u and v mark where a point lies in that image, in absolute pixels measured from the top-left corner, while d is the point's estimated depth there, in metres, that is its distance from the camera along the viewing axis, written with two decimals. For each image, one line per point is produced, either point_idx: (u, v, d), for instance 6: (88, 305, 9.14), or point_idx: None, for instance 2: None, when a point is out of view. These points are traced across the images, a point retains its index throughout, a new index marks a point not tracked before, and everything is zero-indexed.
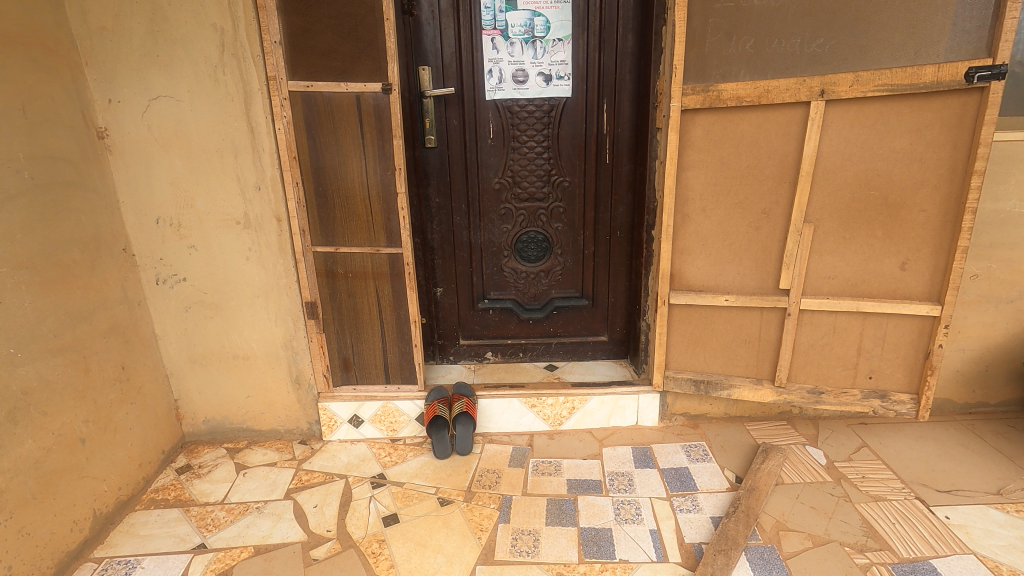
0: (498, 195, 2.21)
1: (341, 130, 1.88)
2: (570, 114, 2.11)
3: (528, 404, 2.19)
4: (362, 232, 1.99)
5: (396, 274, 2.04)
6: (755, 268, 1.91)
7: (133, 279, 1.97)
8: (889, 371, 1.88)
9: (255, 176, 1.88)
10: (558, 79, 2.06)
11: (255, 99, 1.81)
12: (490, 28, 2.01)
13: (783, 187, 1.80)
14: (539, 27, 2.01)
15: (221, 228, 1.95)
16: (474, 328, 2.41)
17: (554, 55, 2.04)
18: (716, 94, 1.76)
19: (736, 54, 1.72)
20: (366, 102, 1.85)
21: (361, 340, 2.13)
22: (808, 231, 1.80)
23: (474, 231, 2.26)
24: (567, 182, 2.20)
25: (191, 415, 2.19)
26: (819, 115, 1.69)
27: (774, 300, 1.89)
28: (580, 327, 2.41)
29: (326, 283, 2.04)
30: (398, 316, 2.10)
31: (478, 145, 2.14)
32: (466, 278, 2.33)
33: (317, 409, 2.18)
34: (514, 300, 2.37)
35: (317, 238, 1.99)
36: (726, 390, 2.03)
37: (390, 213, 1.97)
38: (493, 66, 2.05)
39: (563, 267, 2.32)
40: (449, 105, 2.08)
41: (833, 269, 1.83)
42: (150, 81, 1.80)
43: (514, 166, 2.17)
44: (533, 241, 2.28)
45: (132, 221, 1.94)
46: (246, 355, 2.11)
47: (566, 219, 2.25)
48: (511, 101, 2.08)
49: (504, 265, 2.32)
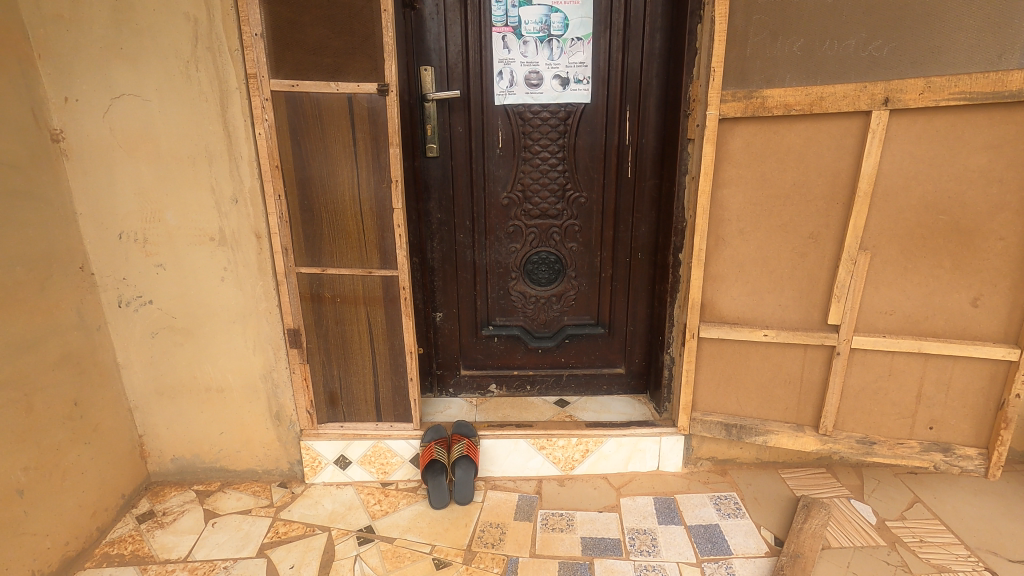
0: (507, 211, 1.98)
1: (331, 137, 1.62)
2: (588, 122, 1.88)
3: (537, 446, 1.95)
4: (352, 251, 1.73)
5: (391, 298, 1.78)
6: (799, 299, 1.68)
7: (92, 301, 1.73)
8: (953, 421, 1.64)
9: (232, 188, 1.66)
10: (576, 83, 1.84)
11: (233, 100, 1.58)
12: (501, 25, 1.78)
13: (835, 209, 1.57)
14: (556, 24, 1.78)
15: (193, 244, 1.72)
16: (476, 357, 2.16)
17: (572, 56, 1.81)
18: (761, 101, 1.53)
19: (784, 56, 1.51)
20: (359, 104, 1.59)
21: (349, 372, 1.88)
22: (863, 260, 1.56)
23: (479, 251, 2.02)
24: (583, 197, 1.97)
25: (158, 453, 1.95)
26: (882, 127, 1.46)
27: (822, 337, 1.66)
28: (594, 358, 2.16)
29: (310, 308, 1.80)
30: (392, 345, 1.84)
31: (485, 155, 1.91)
32: (470, 302, 2.09)
33: (300, 449, 1.95)
34: (522, 327, 2.12)
35: (300, 257, 1.75)
36: (762, 437, 1.80)
37: (385, 231, 1.70)
38: (503, 67, 1.82)
39: (577, 291, 2.08)
40: (454, 110, 1.86)
41: (890, 304, 1.59)
42: (113, 76, 1.56)
43: (524, 179, 1.94)
44: (545, 262, 2.04)
45: (92, 236, 1.70)
46: (220, 387, 1.88)
47: (582, 238, 2.01)
48: (523, 106, 1.86)
49: (512, 288, 2.07)
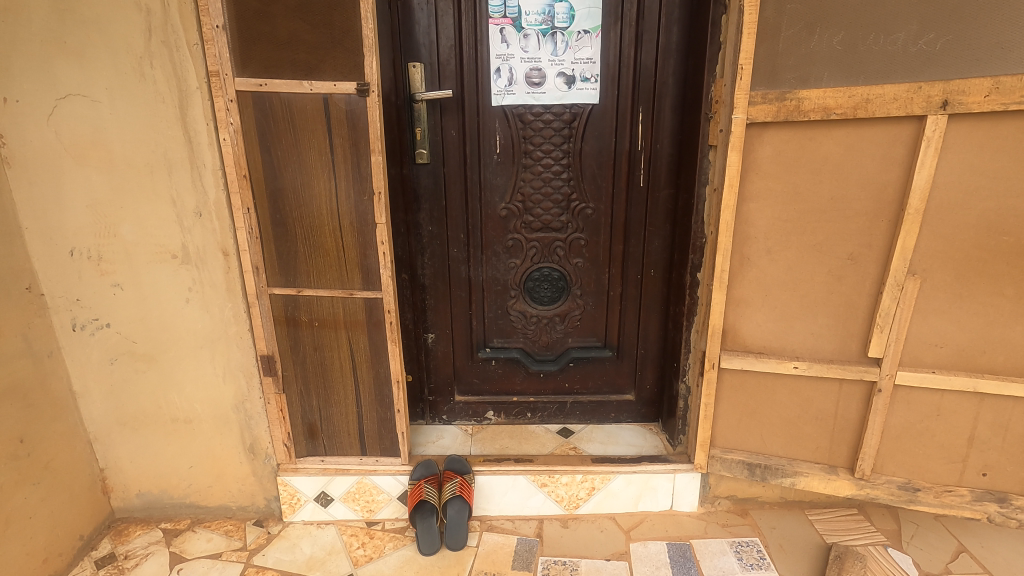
0: (506, 223, 1.79)
1: (305, 143, 1.43)
2: (595, 125, 1.69)
3: (538, 483, 1.76)
4: (331, 270, 1.54)
5: (375, 322, 1.59)
6: (834, 328, 1.48)
7: (42, 325, 1.55)
8: (1009, 468, 1.45)
9: (195, 200, 1.48)
10: (583, 82, 1.64)
11: (194, 101, 1.39)
12: (499, 15, 1.58)
13: (879, 227, 1.37)
14: (561, 15, 1.59)
15: (153, 262, 1.53)
16: (472, 382, 1.98)
17: (578, 51, 1.62)
18: (795, 104, 1.33)
19: (823, 51, 1.30)
20: (336, 106, 1.40)
21: (330, 403, 1.69)
22: (911, 286, 1.36)
23: (475, 266, 1.84)
24: (589, 209, 1.77)
25: (121, 488, 1.78)
26: (938, 134, 1.26)
27: (860, 371, 1.46)
28: (601, 383, 1.97)
29: (285, 333, 1.61)
30: (377, 374, 1.66)
31: (481, 162, 1.72)
32: (465, 322, 1.90)
33: (277, 485, 1.77)
34: (521, 350, 1.94)
35: (273, 277, 1.56)
36: (789, 479, 1.61)
37: (367, 248, 1.52)
38: (501, 64, 1.63)
39: (582, 311, 1.89)
40: (446, 112, 1.67)
41: (941, 335, 1.40)
42: (57, 74, 1.38)
43: (524, 188, 1.75)
44: (547, 279, 1.85)
45: (41, 253, 1.52)
46: (188, 418, 1.70)
47: (589, 254, 1.82)
48: (523, 107, 1.66)
49: (511, 308, 1.88)
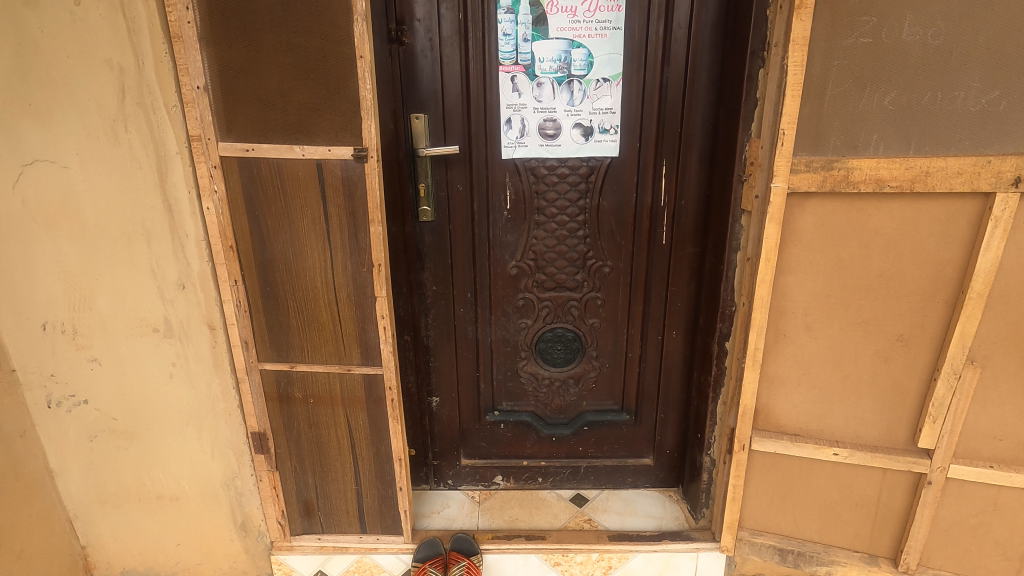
0: (516, 282, 1.65)
1: (296, 211, 1.29)
2: (615, 179, 1.55)
3: (551, 562, 1.64)
4: (327, 345, 1.41)
5: (375, 399, 1.46)
6: (880, 413, 1.34)
7: (12, 403, 1.41)
8: None
9: (177, 271, 1.34)
10: (602, 133, 1.50)
11: (173, 167, 1.26)
12: (510, 63, 1.45)
13: (934, 309, 1.24)
14: (578, 62, 1.44)
15: (132, 335, 1.40)
16: (480, 445, 1.85)
17: (597, 100, 1.47)
18: (844, 174, 1.19)
19: (876, 115, 1.17)
20: (330, 171, 1.26)
21: (327, 480, 1.57)
22: (970, 375, 1.23)
23: (483, 327, 1.70)
24: (607, 267, 1.63)
25: (103, 565, 1.64)
26: (1008, 214, 1.13)
27: (909, 462, 1.33)
28: (617, 447, 1.85)
29: (278, 410, 1.49)
30: (378, 451, 1.53)
31: (490, 218, 1.59)
32: (472, 385, 1.77)
33: (270, 563, 1.65)
34: (532, 413, 1.81)
35: (264, 351, 1.43)
36: (824, 568, 1.48)
37: (366, 322, 1.38)
38: (512, 114, 1.49)
39: (598, 373, 1.76)
40: (452, 165, 1.53)
41: (1000, 427, 1.27)
42: (20, 136, 1.23)
43: (536, 245, 1.61)
44: (560, 340, 1.72)
45: (8, 328, 1.37)
46: (174, 495, 1.57)
47: (605, 313, 1.69)
48: (536, 161, 1.53)
49: (521, 369, 1.75)
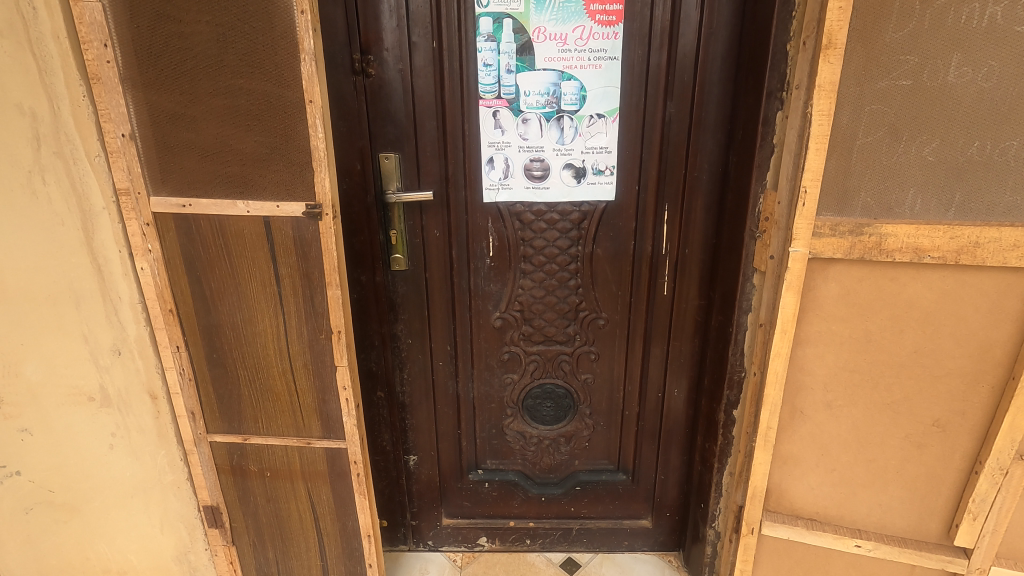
0: (501, 334, 1.49)
1: (244, 272, 1.13)
2: (610, 225, 1.37)
3: None
4: (284, 416, 1.25)
5: (339, 473, 1.31)
6: (909, 503, 1.18)
7: None
8: None
9: (111, 336, 1.19)
10: (596, 175, 1.33)
11: (101, 224, 1.10)
12: (492, 96, 1.27)
13: (977, 393, 1.07)
14: (569, 96, 1.27)
15: (66, 404, 1.23)
16: (462, 505, 1.70)
17: (590, 138, 1.30)
18: (875, 240, 1.02)
19: (914, 173, 0.99)
20: (280, 229, 1.10)
21: (289, 555, 1.42)
22: (1018, 471, 1.07)
23: (464, 382, 1.54)
24: (602, 319, 1.47)
25: None
26: None
27: (943, 559, 1.17)
28: (613, 508, 1.69)
29: (232, 483, 1.34)
30: (344, 527, 1.37)
31: (471, 266, 1.42)
32: (453, 442, 1.61)
33: None
34: (519, 472, 1.65)
35: (214, 421, 1.28)
36: None
37: (326, 392, 1.22)
38: (495, 153, 1.32)
39: (592, 431, 1.59)
40: (427, 209, 1.36)
41: None
42: None
43: (523, 296, 1.44)
44: (550, 397, 1.55)
45: None
46: (121, 570, 1.41)
47: (600, 369, 1.52)
48: (522, 205, 1.35)
49: (507, 427, 1.59)
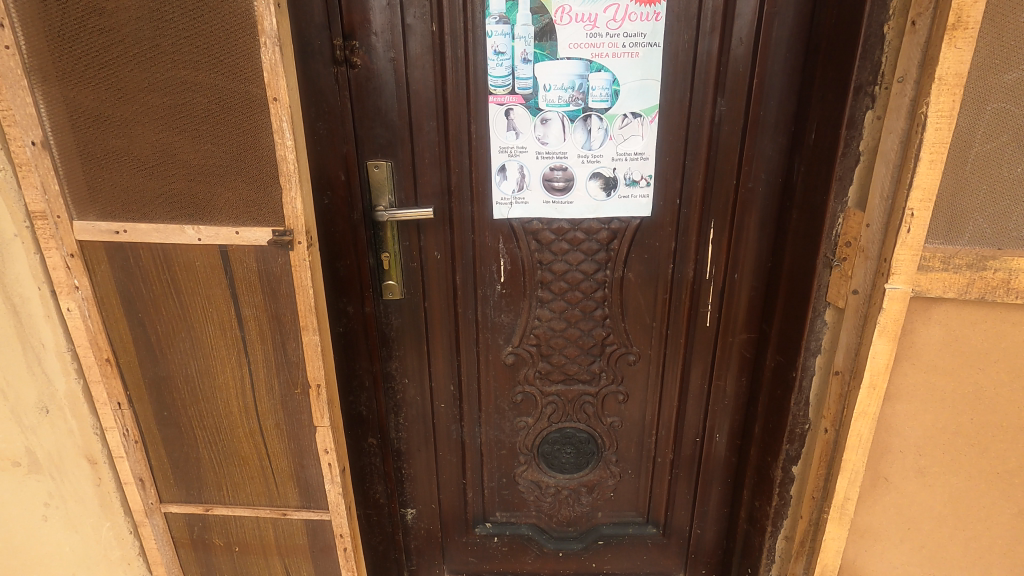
0: (513, 372, 1.26)
1: (199, 314, 0.91)
2: (645, 245, 1.15)
3: None
4: (254, 483, 1.03)
5: (322, 547, 1.08)
6: None
7: None
8: None
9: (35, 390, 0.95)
10: (629, 186, 1.10)
11: (13, 254, 0.87)
12: (504, 91, 1.04)
13: None
14: (598, 91, 1.04)
15: None
16: (467, 562, 1.47)
17: (623, 142, 1.07)
18: (998, 276, 0.83)
19: None
20: (241, 262, 0.87)
21: None
22: None
23: (470, 426, 1.32)
24: (632, 354, 1.24)
25: None
26: None
27: None
28: (640, 563, 1.45)
29: (192, 558, 1.11)
30: None
31: (478, 293, 1.19)
32: (457, 493, 1.39)
33: None
34: (532, 525, 1.43)
35: (168, 488, 1.05)
36: None
37: (304, 456, 1.00)
38: (508, 160, 1.09)
39: (618, 481, 1.37)
40: (427, 228, 1.14)
41: None
42: None
43: (540, 328, 1.22)
44: (570, 443, 1.33)
45: None
46: None
47: (628, 411, 1.30)
48: (539, 222, 1.13)
49: (519, 476, 1.37)
